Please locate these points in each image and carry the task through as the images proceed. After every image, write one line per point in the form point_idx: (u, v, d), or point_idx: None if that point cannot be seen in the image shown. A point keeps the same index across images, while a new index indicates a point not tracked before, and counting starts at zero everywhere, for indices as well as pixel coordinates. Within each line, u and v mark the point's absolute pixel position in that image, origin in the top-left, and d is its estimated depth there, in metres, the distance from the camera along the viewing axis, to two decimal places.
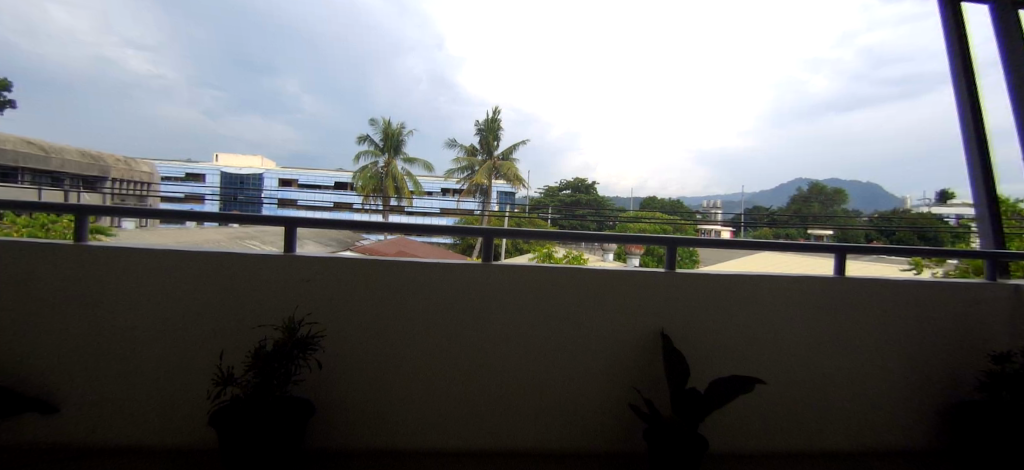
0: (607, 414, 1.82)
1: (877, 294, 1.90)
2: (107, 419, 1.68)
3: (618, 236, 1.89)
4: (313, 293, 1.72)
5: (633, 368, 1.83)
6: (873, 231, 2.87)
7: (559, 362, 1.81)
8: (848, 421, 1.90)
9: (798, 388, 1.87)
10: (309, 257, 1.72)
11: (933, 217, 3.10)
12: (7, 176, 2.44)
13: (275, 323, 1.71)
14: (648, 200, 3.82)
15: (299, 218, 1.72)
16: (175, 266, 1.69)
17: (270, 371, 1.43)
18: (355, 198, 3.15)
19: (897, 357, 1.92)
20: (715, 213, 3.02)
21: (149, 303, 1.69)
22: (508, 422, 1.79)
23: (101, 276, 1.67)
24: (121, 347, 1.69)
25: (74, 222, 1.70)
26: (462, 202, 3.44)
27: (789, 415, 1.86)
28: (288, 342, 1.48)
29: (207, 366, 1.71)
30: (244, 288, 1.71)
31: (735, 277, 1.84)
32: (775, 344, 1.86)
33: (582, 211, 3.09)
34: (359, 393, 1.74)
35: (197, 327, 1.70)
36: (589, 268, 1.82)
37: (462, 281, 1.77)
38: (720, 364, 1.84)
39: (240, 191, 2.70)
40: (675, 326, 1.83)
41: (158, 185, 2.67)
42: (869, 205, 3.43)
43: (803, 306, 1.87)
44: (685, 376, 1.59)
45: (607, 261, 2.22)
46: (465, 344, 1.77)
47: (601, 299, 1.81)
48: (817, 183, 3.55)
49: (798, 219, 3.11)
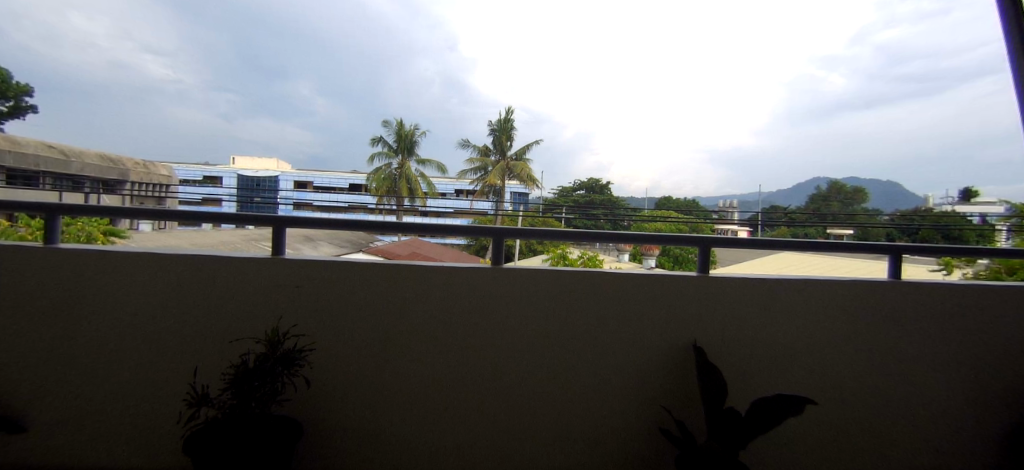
0: (639, 437, 1.66)
1: (940, 301, 1.71)
2: (76, 438, 1.56)
3: (638, 237, 1.76)
4: (301, 301, 1.58)
5: (667, 386, 1.65)
6: (895, 230, 2.62)
7: (583, 374, 1.65)
8: (889, 445, 1.71)
9: (852, 402, 1.69)
10: (300, 261, 1.59)
11: (956, 217, 2.90)
12: (32, 181, 2.52)
13: (255, 336, 1.57)
14: (662, 200, 3.77)
15: (285, 219, 1.60)
16: (156, 272, 1.56)
17: (248, 391, 1.31)
18: (368, 198, 3.13)
19: (962, 372, 1.71)
20: (732, 213, 2.97)
21: (130, 314, 1.56)
22: (527, 447, 1.63)
23: (81, 287, 1.55)
24: (100, 361, 1.56)
25: (43, 224, 1.60)
26: (475, 203, 3.36)
27: (842, 436, 1.70)
28: (271, 357, 1.36)
29: (184, 383, 1.58)
30: (230, 295, 1.57)
31: (775, 282, 1.68)
32: (821, 356, 1.69)
33: (596, 211, 3.04)
34: (355, 413, 1.60)
35: (181, 340, 1.57)
36: (610, 270, 1.65)
37: (473, 283, 1.62)
38: (762, 380, 1.68)
39: (256, 193, 2.68)
40: (711, 338, 1.66)
41: (176, 188, 2.70)
42: (890, 204, 3.32)
43: (847, 313, 1.69)
44: (722, 394, 1.44)
45: (624, 263, 2.60)
46: (473, 359, 1.62)
47: (627, 306, 1.65)
48: (837, 182, 3.57)
49: (817, 217, 2.96)
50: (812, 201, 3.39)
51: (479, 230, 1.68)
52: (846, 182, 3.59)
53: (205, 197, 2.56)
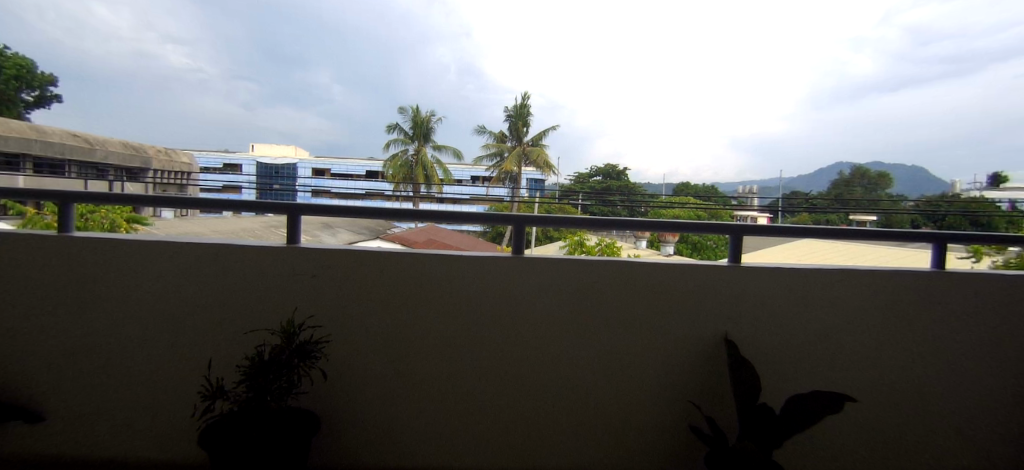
0: (657, 430, 1.66)
1: (976, 293, 1.65)
2: (99, 429, 1.62)
3: (662, 225, 1.71)
4: (317, 292, 1.60)
5: (689, 380, 1.65)
6: (919, 216, 2.52)
7: (595, 365, 1.65)
8: (917, 444, 1.68)
9: (878, 397, 1.67)
10: (314, 250, 1.60)
11: (984, 202, 2.81)
12: (58, 169, 2.59)
13: (272, 327, 1.59)
14: (679, 186, 3.75)
15: (303, 206, 1.61)
16: (177, 263, 1.59)
17: (264, 382, 1.32)
18: (384, 185, 3.15)
19: (993, 366, 1.67)
20: (752, 199, 2.93)
21: (148, 304, 1.60)
22: (538, 438, 1.65)
23: (100, 276, 1.59)
24: (118, 350, 1.61)
25: (59, 211, 1.63)
26: (491, 189, 3.36)
27: (868, 432, 1.67)
28: (287, 350, 1.37)
29: (200, 375, 1.62)
30: (250, 286, 1.59)
31: (813, 272, 1.64)
32: (851, 348, 1.65)
33: (614, 197, 3.04)
34: (368, 407, 1.63)
35: (202, 331, 1.60)
36: (625, 260, 1.63)
37: (487, 274, 1.61)
38: (797, 377, 1.65)
39: (275, 180, 2.70)
40: (741, 330, 1.64)
41: (198, 175, 2.74)
42: (914, 190, 3.25)
43: (880, 304, 1.65)
44: (755, 392, 1.42)
45: (643, 250, 2.59)
46: (485, 351, 1.63)
47: (647, 297, 1.63)
48: (860, 168, 3.49)
49: (839, 203, 2.91)
50: (835, 187, 3.32)
51: (496, 217, 1.67)
52: (869, 168, 3.51)
53: (225, 184, 2.59)
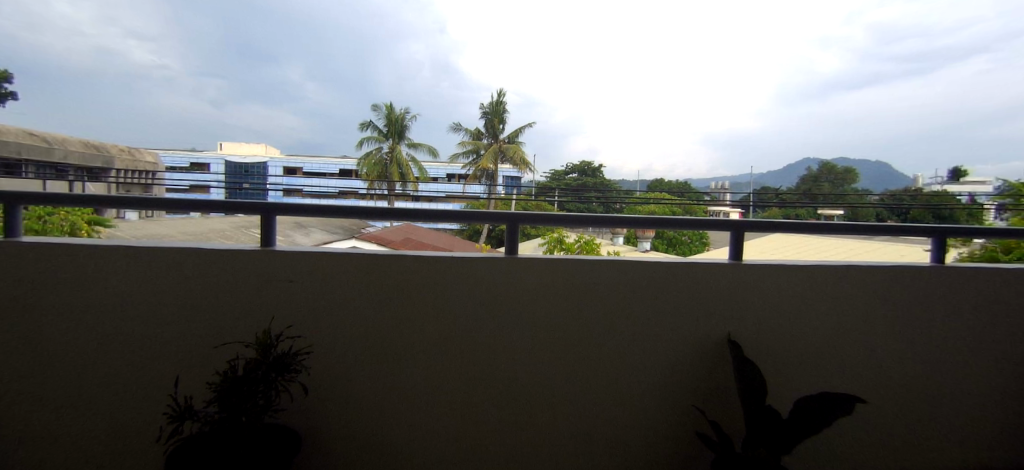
0: (653, 431, 1.67)
1: (953, 287, 1.69)
2: (61, 448, 1.57)
3: (641, 221, 1.66)
4: (292, 300, 1.56)
5: (689, 381, 1.66)
6: (885, 210, 2.62)
7: (586, 365, 1.64)
8: (904, 438, 1.71)
9: (867, 394, 1.70)
10: (295, 255, 1.56)
11: (947, 196, 2.91)
12: (11, 169, 2.48)
13: (245, 340, 1.56)
14: (652, 183, 3.79)
15: (278, 206, 1.55)
16: (145, 272, 1.54)
17: (237, 400, 1.28)
18: (358, 183, 3.09)
19: (976, 357, 1.71)
20: (724, 195, 2.97)
21: (110, 315, 1.54)
22: (532, 439, 1.65)
23: (55, 288, 1.53)
24: (77, 367, 1.55)
25: (6, 214, 1.55)
26: (468, 187, 3.33)
27: (858, 427, 1.70)
28: (263, 364, 1.33)
29: (168, 391, 1.57)
30: (224, 296, 1.55)
31: (817, 269, 1.66)
32: (845, 345, 1.68)
33: (589, 194, 3.04)
34: (354, 419, 1.61)
35: (170, 345, 1.56)
36: (605, 261, 1.62)
37: (473, 276, 1.59)
38: (788, 379, 1.67)
39: (245, 180, 2.63)
40: (746, 330, 1.66)
41: (164, 175, 2.66)
42: (882, 185, 3.35)
43: (867, 300, 1.68)
44: (762, 395, 1.42)
45: (618, 245, 2.59)
46: (469, 356, 1.61)
47: (636, 297, 1.63)
48: (828, 163, 3.58)
49: (809, 197, 2.97)
50: (805, 182, 3.39)
51: (480, 217, 1.64)
52: (837, 163, 3.60)
53: (192, 184, 2.52)
